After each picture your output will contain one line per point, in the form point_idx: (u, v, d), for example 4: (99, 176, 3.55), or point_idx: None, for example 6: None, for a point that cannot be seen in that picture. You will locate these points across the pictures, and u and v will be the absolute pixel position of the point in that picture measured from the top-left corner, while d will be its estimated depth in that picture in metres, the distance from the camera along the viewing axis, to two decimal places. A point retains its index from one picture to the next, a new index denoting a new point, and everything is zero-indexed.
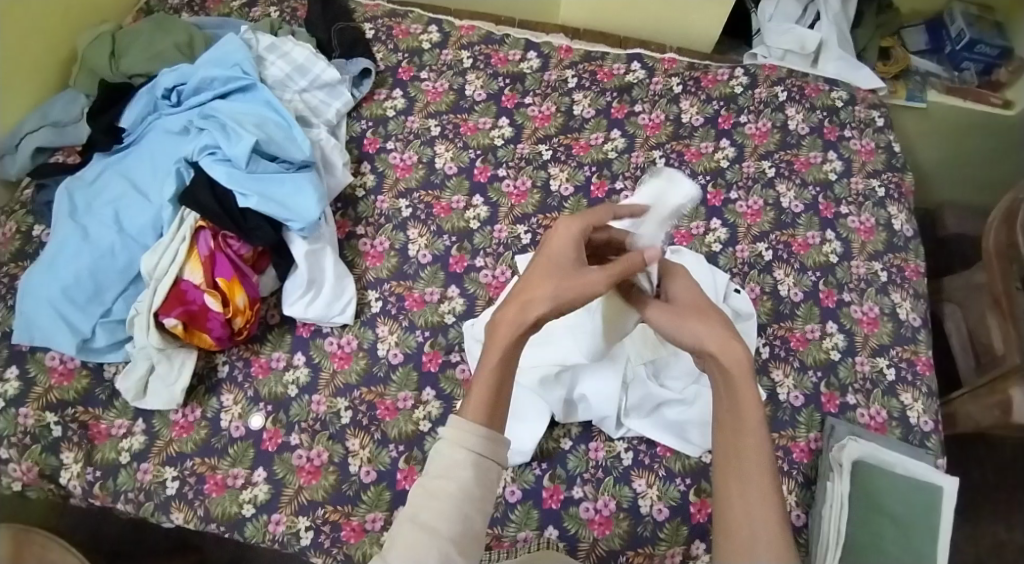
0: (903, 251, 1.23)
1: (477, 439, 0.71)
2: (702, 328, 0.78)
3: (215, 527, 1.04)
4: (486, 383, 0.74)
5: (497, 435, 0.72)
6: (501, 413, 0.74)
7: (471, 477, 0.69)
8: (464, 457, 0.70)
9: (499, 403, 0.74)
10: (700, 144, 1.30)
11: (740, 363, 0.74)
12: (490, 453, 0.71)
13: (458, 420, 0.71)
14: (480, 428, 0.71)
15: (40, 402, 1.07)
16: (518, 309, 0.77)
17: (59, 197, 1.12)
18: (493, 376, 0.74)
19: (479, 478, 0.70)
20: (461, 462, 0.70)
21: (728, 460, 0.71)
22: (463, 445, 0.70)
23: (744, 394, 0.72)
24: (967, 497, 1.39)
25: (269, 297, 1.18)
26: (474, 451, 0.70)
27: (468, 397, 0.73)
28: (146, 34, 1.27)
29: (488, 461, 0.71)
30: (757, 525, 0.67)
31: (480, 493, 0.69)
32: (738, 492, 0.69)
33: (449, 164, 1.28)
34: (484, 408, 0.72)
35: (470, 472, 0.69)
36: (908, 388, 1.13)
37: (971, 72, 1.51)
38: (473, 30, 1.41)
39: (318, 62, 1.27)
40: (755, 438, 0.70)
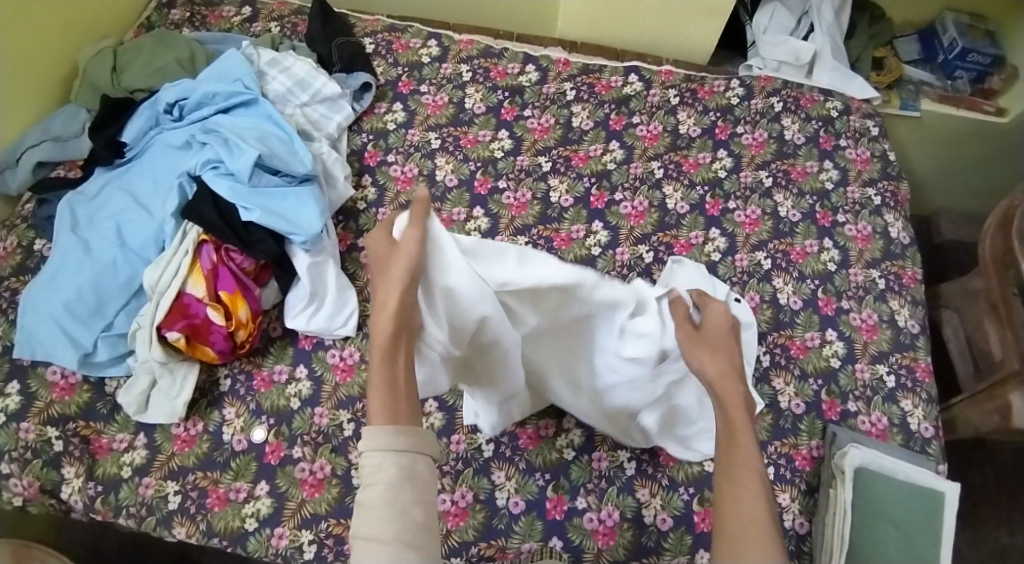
0: (900, 259, 1.24)
1: (385, 438, 0.70)
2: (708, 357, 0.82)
3: (218, 541, 1.04)
4: (380, 388, 0.73)
5: (407, 428, 0.71)
6: (403, 404, 0.73)
7: (396, 474, 0.69)
8: (382, 458, 0.69)
9: (398, 397, 0.73)
10: (698, 154, 1.31)
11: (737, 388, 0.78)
12: (406, 446, 0.70)
13: (366, 431, 0.71)
14: (387, 428, 0.70)
15: (42, 416, 1.07)
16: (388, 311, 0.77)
17: (61, 212, 1.13)
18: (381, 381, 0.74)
19: (405, 472, 0.69)
20: (383, 464, 0.69)
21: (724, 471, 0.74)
22: (375, 449, 0.70)
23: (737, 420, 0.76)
24: (968, 503, 1.39)
25: (271, 310, 1.18)
26: (390, 449, 0.70)
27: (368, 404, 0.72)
28: (147, 49, 1.28)
29: (407, 454, 0.70)
30: (748, 522, 0.70)
31: (411, 486, 0.69)
32: (735, 508, 0.71)
33: (450, 176, 1.29)
34: (383, 410, 0.72)
35: (393, 470, 0.69)
36: (908, 395, 1.13)
37: (963, 81, 1.54)
38: (472, 44, 1.42)
39: (319, 76, 1.28)
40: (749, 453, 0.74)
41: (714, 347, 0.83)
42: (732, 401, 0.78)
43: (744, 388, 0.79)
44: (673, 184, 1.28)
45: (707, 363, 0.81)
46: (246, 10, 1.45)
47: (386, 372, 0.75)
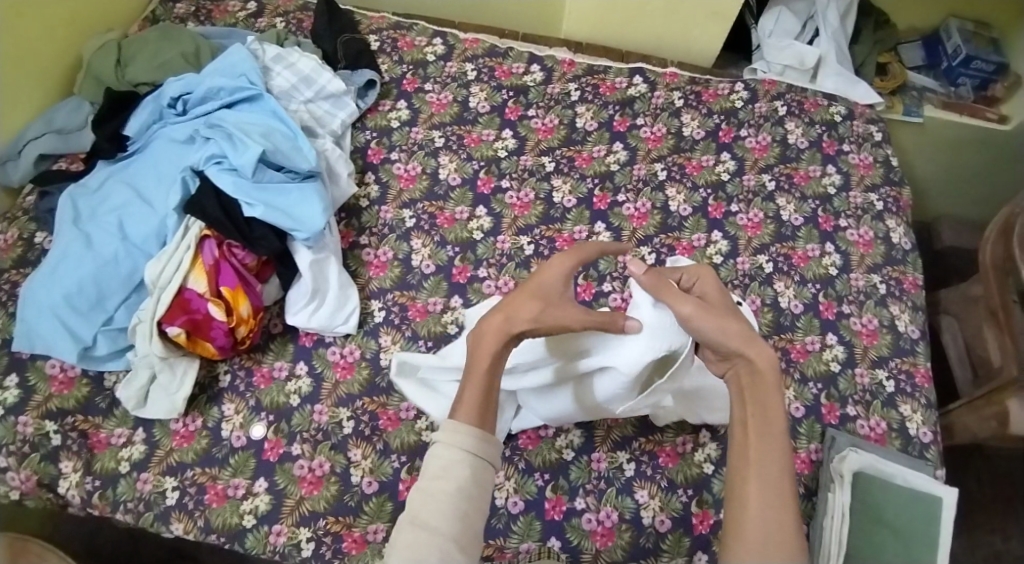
0: (901, 264, 1.24)
1: (470, 440, 0.75)
2: (737, 329, 0.83)
3: (215, 538, 1.03)
4: (474, 394, 0.78)
5: (488, 436, 0.77)
6: (490, 415, 0.78)
7: (468, 476, 0.74)
8: (460, 457, 0.74)
9: (489, 408, 0.79)
10: (702, 157, 1.31)
11: (771, 366, 0.80)
12: (483, 453, 0.76)
13: (451, 423, 0.76)
14: (473, 429, 0.76)
15: (40, 410, 1.06)
16: (502, 319, 0.83)
17: (63, 204, 1.13)
18: (478, 385, 0.79)
19: (475, 478, 0.74)
20: (459, 462, 0.74)
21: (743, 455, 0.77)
22: (457, 445, 0.75)
23: (772, 408, 0.78)
24: (964, 510, 1.40)
25: (272, 306, 1.18)
26: (470, 451, 0.75)
27: (459, 400, 0.78)
28: (152, 43, 1.27)
29: (481, 460, 0.75)
30: (771, 520, 0.72)
31: (478, 493, 0.74)
32: (756, 494, 0.73)
33: (453, 175, 1.28)
34: (475, 412, 0.77)
35: (466, 472, 0.74)
36: (907, 400, 1.13)
37: (966, 87, 1.54)
38: (477, 43, 1.42)
39: (324, 73, 1.28)
40: (777, 440, 0.76)
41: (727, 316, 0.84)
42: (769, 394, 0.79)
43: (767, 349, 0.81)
44: (676, 186, 1.28)
45: (727, 330, 0.82)
46: (251, 5, 1.45)
47: (484, 382, 0.79)
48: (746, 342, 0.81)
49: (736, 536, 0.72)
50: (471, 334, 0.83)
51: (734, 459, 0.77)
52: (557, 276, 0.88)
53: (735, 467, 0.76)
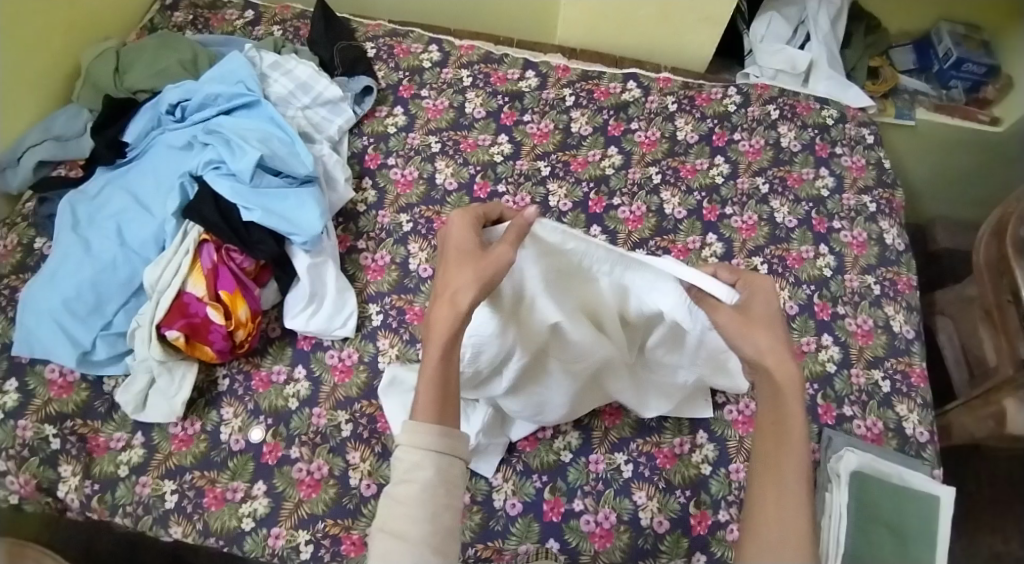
0: (895, 265, 1.25)
1: (429, 438, 0.73)
2: (766, 339, 0.80)
3: (214, 541, 1.04)
4: (431, 382, 0.76)
5: (449, 431, 0.74)
6: (450, 407, 0.76)
7: (433, 477, 0.72)
8: (421, 458, 0.73)
9: (448, 397, 0.76)
10: (696, 160, 1.32)
11: (793, 377, 0.78)
12: (447, 449, 0.74)
13: (410, 424, 0.74)
14: (432, 426, 0.74)
15: (39, 414, 1.07)
16: (447, 303, 0.79)
17: (62, 210, 1.14)
18: (434, 371, 0.77)
19: (440, 476, 0.72)
20: (420, 463, 0.72)
21: (768, 468, 0.77)
22: (417, 446, 0.73)
23: (790, 414, 0.77)
24: (963, 511, 1.40)
25: (270, 311, 1.18)
26: (431, 450, 0.73)
27: (416, 399, 0.75)
28: (150, 51, 1.29)
29: (446, 456, 0.73)
30: (787, 529, 0.73)
31: (444, 491, 0.72)
32: (774, 503, 0.75)
33: (449, 180, 1.30)
34: (432, 408, 0.75)
35: (429, 472, 0.72)
36: (903, 399, 1.14)
37: (958, 90, 1.56)
38: (473, 50, 1.44)
39: (322, 80, 1.30)
40: (795, 447, 0.76)
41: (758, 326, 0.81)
42: (792, 406, 0.77)
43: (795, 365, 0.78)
44: (671, 190, 1.29)
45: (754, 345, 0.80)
46: (249, 14, 1.46)
47: (438, 368, 0.77)
48: (773, 353, 0.79)
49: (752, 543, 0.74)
50: (421, 323, 0.81)
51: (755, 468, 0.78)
52: (468, 235, 0.84)
53: (762, 481, 0.77)
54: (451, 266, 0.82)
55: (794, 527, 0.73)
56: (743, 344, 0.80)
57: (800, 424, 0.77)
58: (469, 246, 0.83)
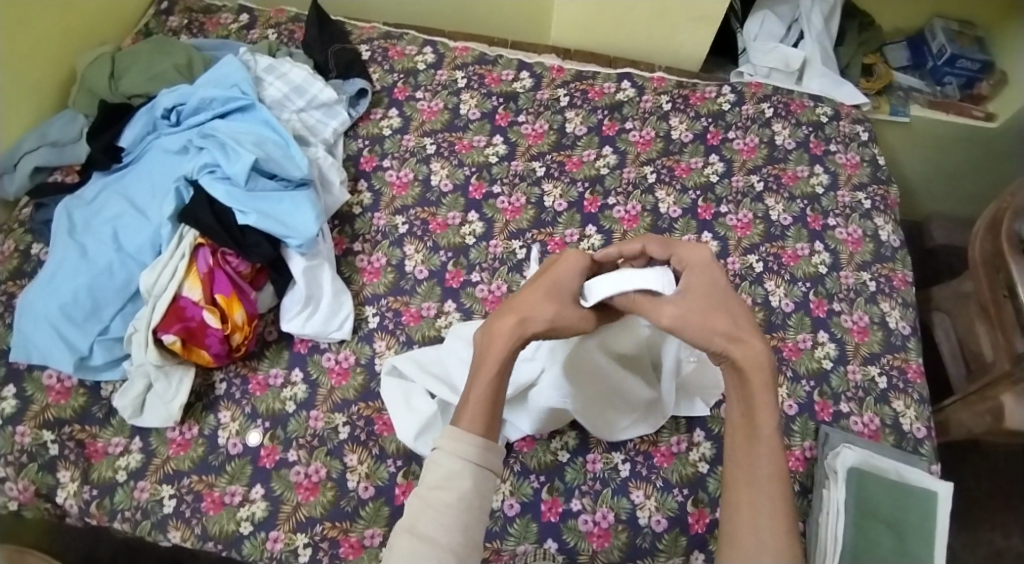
0: (891, 261, 1.25)
1: (471, 448, 0.77)
2: (734, 329, 0.80)
3: (213, 545, 1.04)
4: (481, 395, 0.80)
5: (491, 445, 0.78)
6: (495, 424, 0.80)
7: (470, 485, 0.75)
8: (463, 468, 0.76)
9: (493, 416, 0.80)
10: (690, 159, 1.33)
11: (760, 364, 0.79)
12: (484, 464, 0.77)
13: (454, 430, 0.78)
14: (475, 438, 0.78)
15: (37, 420, 1.07)
16: (514, 322, 0.83)
17: (59, 216, 1.14)
18: (486, 388, 0.80)
19: (476, 488, 0.76)
20: (461, 472, 0.76)
21: (741, 465, 0.78)
22: (460, 455, 0.77)
23: (759, 404, 0.79)
24: (961, 506, 1.40)
25: (266, 314, 1.18)
26: (473, 461, 0.77)
27: (465, 408, 0.79)
28: (144, 55, 1.29)
29: (483, 469, 0.77)
30: (762, 525, 0.75)
31: (479, 503, 0.76)
32: (748, 500, 0.76)
33: (445, 181, 1.30)
34: (480, 419, 0.79)
35: (468, 483, 0.76)
36: (900, 396, 1.14)
37: (953, 86, 1.56)
38: (467, 51, 1.44)
39: (316, 83, 1.30)
40: (766, 440, 0.78)
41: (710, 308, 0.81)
42: (762, 400, 0.79)
43: (762, 350, 0.80)
44: (666, 189, 1.29)
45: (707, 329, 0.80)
46: (243, 18, 1.47)
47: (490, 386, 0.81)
48: (743, 344, 0.80)
49: (732, 543, 0.75)
50: (484, 334, 0.84)
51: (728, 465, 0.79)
52: (570, 276, 0.85)
53: (734, 479, 0.78)
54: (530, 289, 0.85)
55: (771, 523, 0.75)
56: (705, 336, 0.80)
57: (770, 417, 0.79)
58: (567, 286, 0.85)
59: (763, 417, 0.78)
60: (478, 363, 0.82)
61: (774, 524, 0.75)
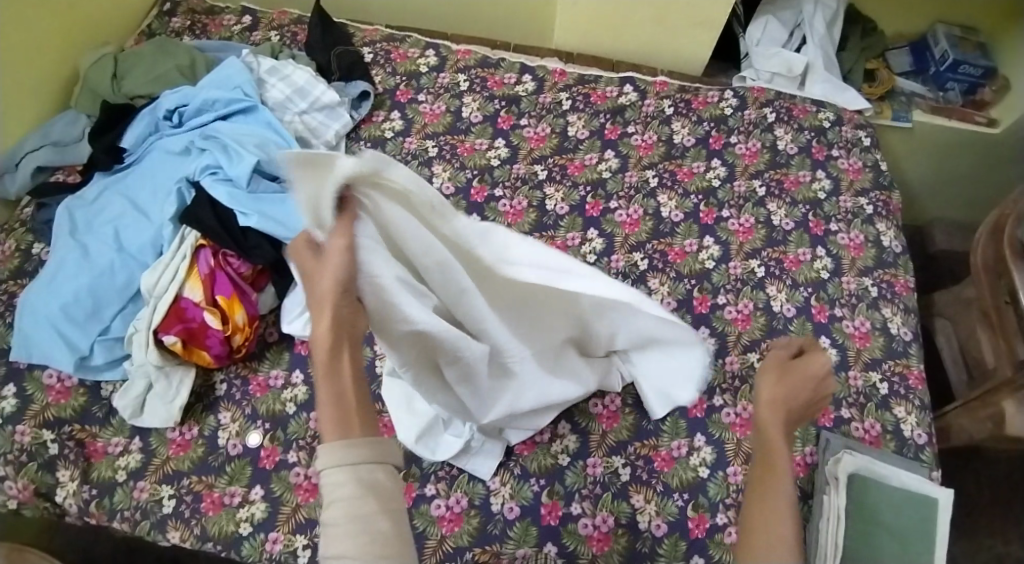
0: (892, 267, 1.25)
1: (342, 452, 0.63)
2: (800, 387, 0.84)
3: (212, 546, 1.03)
4: (329, 398, 0.65)
5: (363, 436, 0.64)
6: (360, 415, 0.65)
7: (353, 489, 0.62)
8: (337, 474, 0.62)
9: (356, 411, 0.66)
10: (693, 163, 1.33)
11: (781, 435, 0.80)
12: (363, 456, 0.63)
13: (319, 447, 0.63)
14: (342, 441, 0.63)
15: (37, 419, 1.07)
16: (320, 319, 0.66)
17: (60, 216, 1.14)
18: (331, 388, 0.66)
19: (364, 486, 0.62)
20: (337, 482, 0.62)
21: (757, 492, 0.77)
22: (331, 465, 0.62)
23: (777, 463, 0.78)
24: (962, 513, 1.39)
25: (267, 315, 1.18)
26: (347, 462, 0.62)
27: (319, 420, 0.65)
28: (148, 56, 1.30)
29: (362, 465, 0.63)
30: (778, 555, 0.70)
31: (373, 500, 0.62)
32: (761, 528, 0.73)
33: (447, 183, 1.30)
34: (335, 423, 0.64)
35: (349, 486, 0.62)
36: (901, 402, 1.14)
37: (954, 92, 1.57)
38: (469, 54, 1.44)
39: (318, 84, 1.30)
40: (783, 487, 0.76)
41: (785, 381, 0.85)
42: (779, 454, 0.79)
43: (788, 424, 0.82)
44: (668, 193, 1.29)
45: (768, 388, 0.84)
46: (246, 20, 1.47)
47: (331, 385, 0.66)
48: (773, 399, 0.82)
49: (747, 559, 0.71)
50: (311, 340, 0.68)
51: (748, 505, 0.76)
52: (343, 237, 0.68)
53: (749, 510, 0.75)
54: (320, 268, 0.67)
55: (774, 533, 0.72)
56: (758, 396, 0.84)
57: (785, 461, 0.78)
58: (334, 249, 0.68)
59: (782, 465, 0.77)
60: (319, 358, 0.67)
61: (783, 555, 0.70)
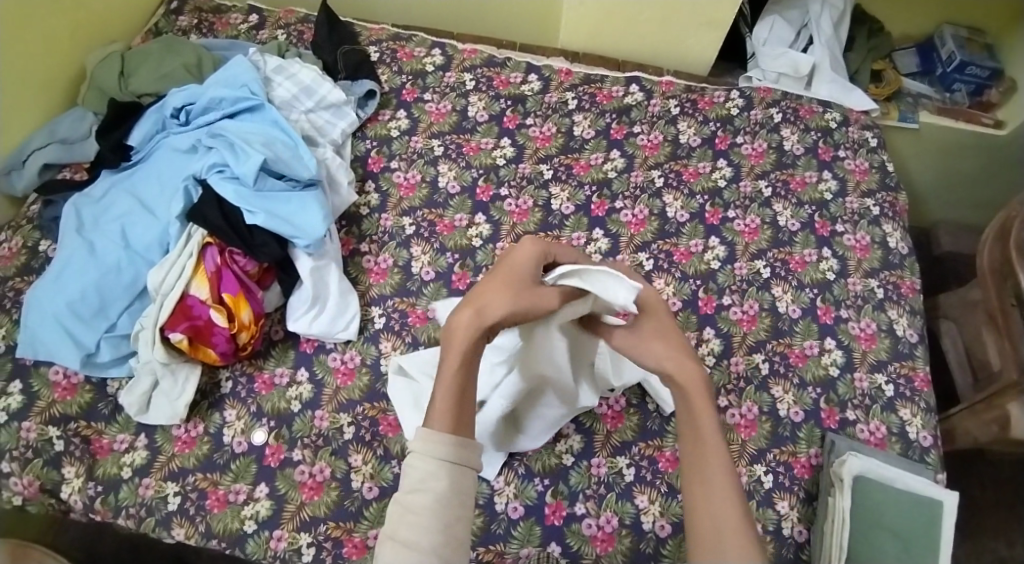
0: (899, 269, 1.25)
1: (446, 448, 0.76)
2: (662, 347, 0.87)
3: (217, 543, 1.04)
4: (450, 388, 0.81)
5: (464, 441, 0.77)
6: (464, 419, 0.80)
7: (445, 485, 0.75)
8: (436, 466, 0.75)
9: (462, 411, 0.80)
10: (698, 164, 1.33)
11: (698, 383, 0.84)
12: (460, 461, 0.77)
13: (425, 431, 0.77)
14: (446, 436, 0.77)
15: (43, 415, 1.07)
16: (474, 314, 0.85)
17: (67, 213, 1.14)
18: (452, 382, 0.81)
19: (454, 485, 0.75)
20: (434, 473, 0.75)
21: (692, 473, 0.80)
22: (434, 455, 0.76)
23: (700, 415, 0.83)
24: (967, 516, 1.39)
25: (273, 313, 1.18)
26: (446, 460, 0.76)
27: (432, 406, 0.79)
28: (155, 54, 1.30)
29: (458, 466, 0.77)
30: (721, 526, 0.75)
31: (456, 501, 0.75)
32: (702, 503, 0.77)
33: (452, 183, 1.30)
34: (449, 416, 0.78)
35: (443, 481, 0.75)
36: (907, 404, 1.13)
37: (961, 93, 1.56)
38: (475, 53, 1.44)
39: (325, 84, 1.30)
40: (712, 447, 0.80)
41: (664, 335, 0.89)
42: (699, 407, 0.83)
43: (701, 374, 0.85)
44: (673, 193, 1.29)
45: (659, 352, 0.87)
46: (253, 18, 1.47)
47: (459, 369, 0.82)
48: (676, 357, 0.86)
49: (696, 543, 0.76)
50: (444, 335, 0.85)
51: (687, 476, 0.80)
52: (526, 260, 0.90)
53: (688, 484, 0.80)
54: (489, 278, 0.88)
55: (730, 527, 0.75)
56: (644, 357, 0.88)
57: (712, 427, 0.82)
58: (522, 270, 0.89)
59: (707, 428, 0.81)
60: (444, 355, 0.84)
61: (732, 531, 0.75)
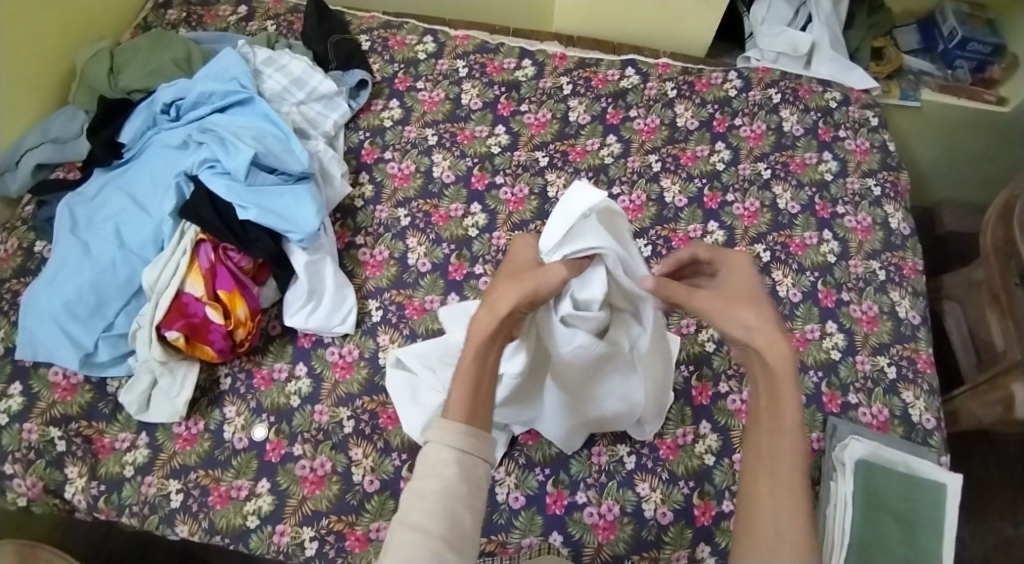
0: (901, 250, 1.23)
1: (457, 436, 0.75)
2: (753, 315, 0.81)
3: (220, 539, 1.04)
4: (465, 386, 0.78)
5: (476, 432, 0.76)
6: (479, 411, 0.78)
7: (454, 473, 0.73)
8: (446, 454, 0.74)
9: (479, 403, 0.78)
10: (696, 147, 1.31)
11: (785, 358, 0.78)
12: (471, 449, 0.75)
13: (440, 422, 0.76)
14: (458, 425, 0.76)
15: (44, 416, 1.08)
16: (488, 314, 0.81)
17: (61, 213, 1.14)
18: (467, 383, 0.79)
19: (463, 474, 0.74)
20: (445, 461, 0.74)
21: (760, 458, 0.77)
22: (445, 443, 0.75)
23: (782, 395, 0.77)
24: (973, 496, 1.39)
25: (270, 308, 1.18)
26: (458, 449, 0.75)
27: (448, 399, 0.78)
28: (144, 49, 1.29)
29: (470, 456, 0.75)
30: (783, 525, 0.73)
31: (465, 488, 0.73)
32: (767, 491, 0.75)
33: (447, 172, 1.29)
34: (463, 410, 0.77)
35: (452, 468, 0.73)
36: (909, 386, 1.12)
37: (964, 70, 1.53)
38: (468, 39, 1.42)
39: (315, 74, 1.29)
40: (786, 430, 0.76)
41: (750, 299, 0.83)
42: (782, 386, 0.77)
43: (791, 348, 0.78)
44: (671, 177, 1.28)
45: (754, 325, 0.80)
46: (242, 9, 1.45)
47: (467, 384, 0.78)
48: (768, 333, 0.79)
49: (749, 535, 0.73)
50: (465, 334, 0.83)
51: (750, 459, 0.78)
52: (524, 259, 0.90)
53: (751, 470, 0.77)
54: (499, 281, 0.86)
55: (790, 517, 0.73)
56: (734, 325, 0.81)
57: (793, 414, 0.76)
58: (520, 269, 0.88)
59: (787, 413, 0.76)
60: (457, 372, 0.80)
61: (795, 523, 0.72)
